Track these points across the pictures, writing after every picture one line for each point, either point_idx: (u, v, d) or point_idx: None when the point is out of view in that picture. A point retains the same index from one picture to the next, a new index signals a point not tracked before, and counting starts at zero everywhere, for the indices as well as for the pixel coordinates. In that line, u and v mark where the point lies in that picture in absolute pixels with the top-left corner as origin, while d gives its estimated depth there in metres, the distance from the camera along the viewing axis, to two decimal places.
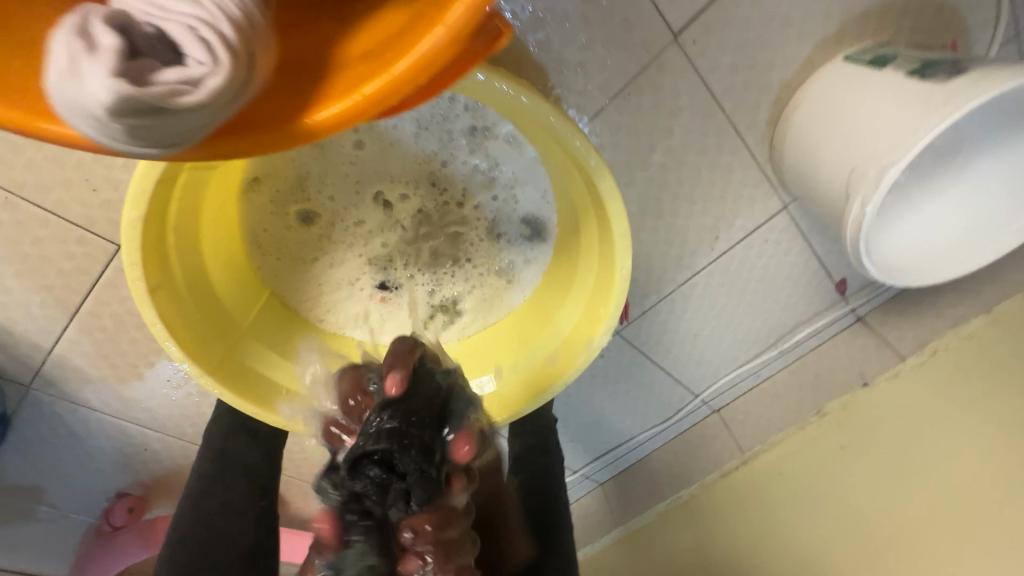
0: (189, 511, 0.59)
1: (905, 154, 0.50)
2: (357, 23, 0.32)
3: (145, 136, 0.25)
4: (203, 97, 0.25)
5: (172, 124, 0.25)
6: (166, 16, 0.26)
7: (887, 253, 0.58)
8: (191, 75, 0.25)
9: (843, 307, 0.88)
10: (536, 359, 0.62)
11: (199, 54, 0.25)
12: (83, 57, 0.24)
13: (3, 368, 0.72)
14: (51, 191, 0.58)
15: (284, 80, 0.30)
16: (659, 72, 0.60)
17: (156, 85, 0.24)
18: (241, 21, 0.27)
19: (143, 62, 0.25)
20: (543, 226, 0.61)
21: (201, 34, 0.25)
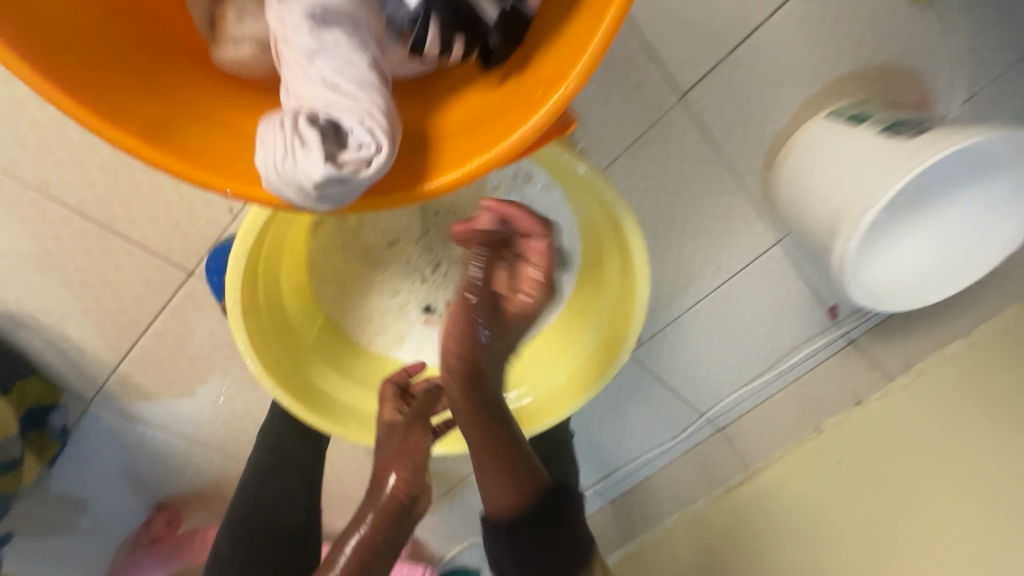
0: (249, 495, 0.68)
1: (879, 200, 0.58)
2: (449, 105, 0.39)
3: (327, 199, 0.30)
4: (374, 172, 0.30)
5: (353, 193, 0.29)
6: (338, 108, 0.30)
7: (867, 281, 0.66)
8: (365, 155, 0.29)
9: (837, 331, 0.95)
10: (563, 376, 0.69)
11: (369, 134, 0.30)
12: (290, 142, 0.28)
13: (70, 384, 0.79)
14: (139, 225, 0.66)
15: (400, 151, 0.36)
16: (667, 125, 0.70)
17: (344, 162, 0.29)
18: (392, 109, 0.32)
19: (329, 146, 0.29)
20: (570, 259, 0.68)
21: (371, 121, 0.30)
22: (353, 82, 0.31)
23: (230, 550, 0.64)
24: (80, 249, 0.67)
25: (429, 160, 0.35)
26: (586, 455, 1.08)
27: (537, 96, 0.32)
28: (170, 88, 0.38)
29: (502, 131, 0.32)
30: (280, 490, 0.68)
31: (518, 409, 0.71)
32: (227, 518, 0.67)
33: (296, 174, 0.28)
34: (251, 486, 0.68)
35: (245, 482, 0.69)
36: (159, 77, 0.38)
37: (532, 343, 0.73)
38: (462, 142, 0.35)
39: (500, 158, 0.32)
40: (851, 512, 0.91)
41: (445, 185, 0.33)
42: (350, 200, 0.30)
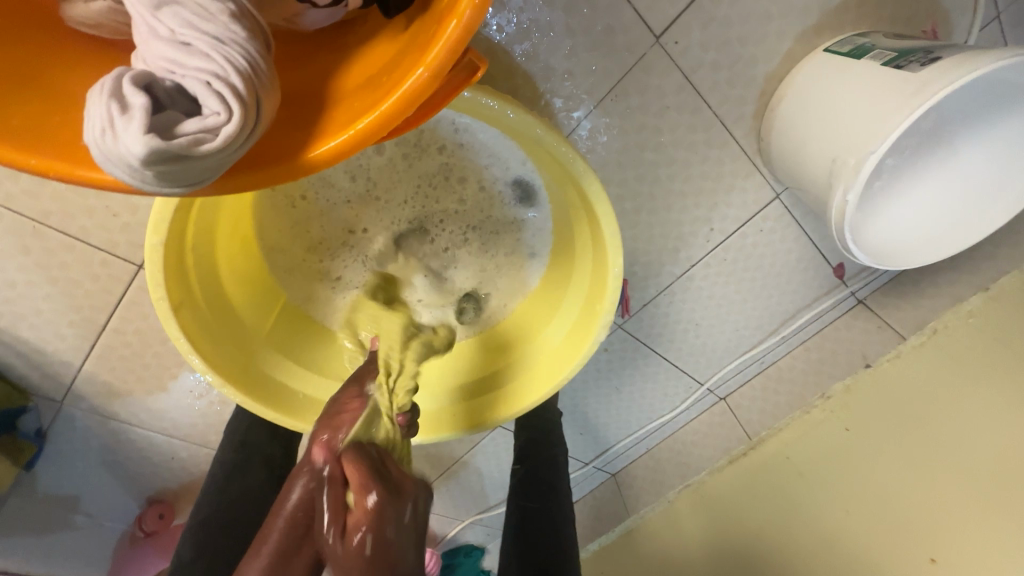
0: (212, 497, 0.65)
1: (882, 143, 0.51)
2: (354, 57, 0.34)
3: (170, 181, 0.25)
4: (224, 146, 0.25)
5: (199, 171, 0.25)
6: (181, 71, 0.25)
7: (872, 242, 0.61)
8: (208, 124, 0.24)
9: (843, 292, 0.90)
10: (541, 355, 0.65)
11: (217, 99, 0.24)
12: (111, 112, 0.24)
13: (37, 386, 0.76)
14: (76, 218, 0.62)
15: (291, 113, 0.31)
16: (644, 73, 0.62)
17: (179, 136, 0.24)
18: (259, 67, 0.26)
19: (170, 114, 0.24)
20: (535, 199, 0.63)
21: (221, 83, 0.24)
22: (200, 35, 0.25)
23: (190, 561, 0.60)
24: (19, 248, 0.63)
25: (318, 122, 0.30)
26: (582, 432, 1.05)
27: (427, 40, 0.27)
28: (6, 60, 0.33)
29: (394, 81, 0.27)
30: (245, 489, 0.66)
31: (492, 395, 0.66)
32: (187, 525, 0.64)
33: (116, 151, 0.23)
34: (216, 487, 0.65)
35: (208, 487, 0.66)
36: (17, 60, 0.34)
37: (527, 301, 0.68)
38: (356, 100, 0.29)
39: (391, 114, 0.27)
40: (859, 485, 0.85)
41: (330, 155, 0.28)
42: (208, 180, 0.26)
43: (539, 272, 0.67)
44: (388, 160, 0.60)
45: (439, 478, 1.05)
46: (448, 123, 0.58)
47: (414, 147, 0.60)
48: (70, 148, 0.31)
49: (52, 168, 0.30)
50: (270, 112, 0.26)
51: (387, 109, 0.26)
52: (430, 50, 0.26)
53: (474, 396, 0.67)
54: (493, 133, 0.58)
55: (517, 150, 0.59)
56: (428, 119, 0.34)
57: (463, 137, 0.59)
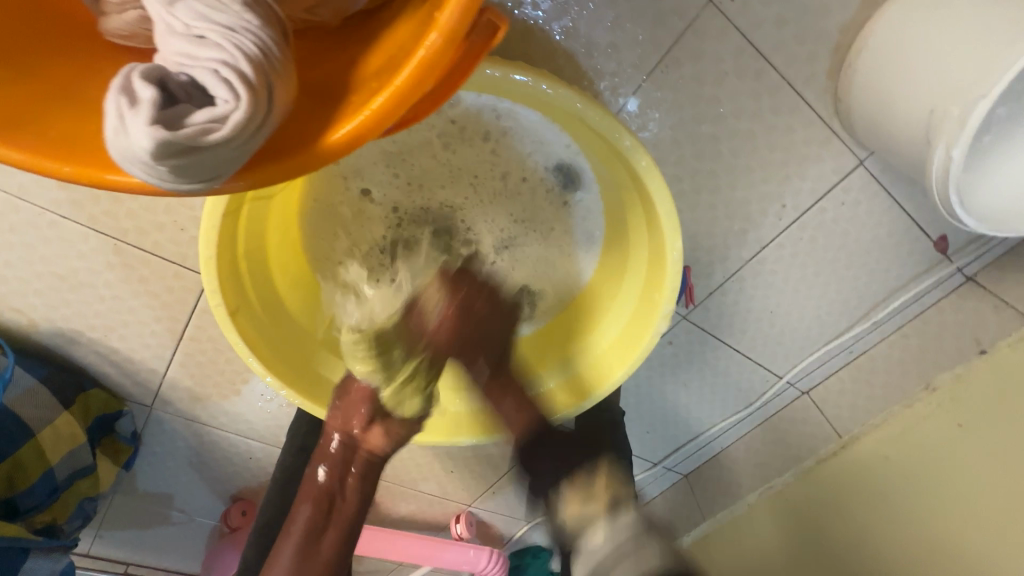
0: (278, 501, 0.67)
1: (993, 88, 0.45)
2: (373, 41, 0.33)
3: (185, 176, 0.25)
4: (232, 135, 0.25)
5: (211, 160, 0.25)
6: (194, 64, 0.25)
7: (987, 204, 0.52)
8: (217, 114, 0.24)
9: (948, 268, 0.79)
10: (595, 349, 0.63)
11: (225, 87, 0.24)
12: (120, 108, 0.24)
13: (130, 392, 0.83)
14: (150, 234, 0.67)
15: (307, 103, 0.30)
16: (697, 39, 0.57)
17: (187, 127, 0.24)
18: (268, 48, 0.26)
19: (182, 106, 0.25)
20: (582, 183, 0.60)
21: (229, 69, 0.25)
22: (212, 28, 0.25)
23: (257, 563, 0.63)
24: (105, 264, 0.69)
25: (334, 105, 0.29)
26: (649, 431, 0.99)
27: (441, 6, 0.27)
28: (52, 79, 0.35)
29: (408, 55, 0.27)
30: None
31: (542, 394, 0.64)
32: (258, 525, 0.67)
33: (128, 147, 0.24)
34: (281, 491, 0.68)
35: (274, 493, 0.68)
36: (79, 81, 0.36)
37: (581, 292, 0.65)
38: (371, 81, 0.28)
39: (407, 89, 0.26)
40: (979, 492, 0.73)
41: (347, 138, 0.27)
42: (226, 172, 0.26)
43: (594, 260, 0.64)
44: (430, 155, 0.59)
45: (502, 479, 1.04)
46: (489, 111, 0.56)
47: (454, 137, 0.58)
48: (102, 155, 0.32)
49: (87, 175, 0.31)
50: (284, 100, 0.26)
51: (402, 83, 0.26)
52: (443, 17, 0.26)
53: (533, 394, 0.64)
54: (535, 116, 0.56)
55: (562, 131, 0.57)
56: (449, 96, 0.33)
57: (507, 125, 0.57)
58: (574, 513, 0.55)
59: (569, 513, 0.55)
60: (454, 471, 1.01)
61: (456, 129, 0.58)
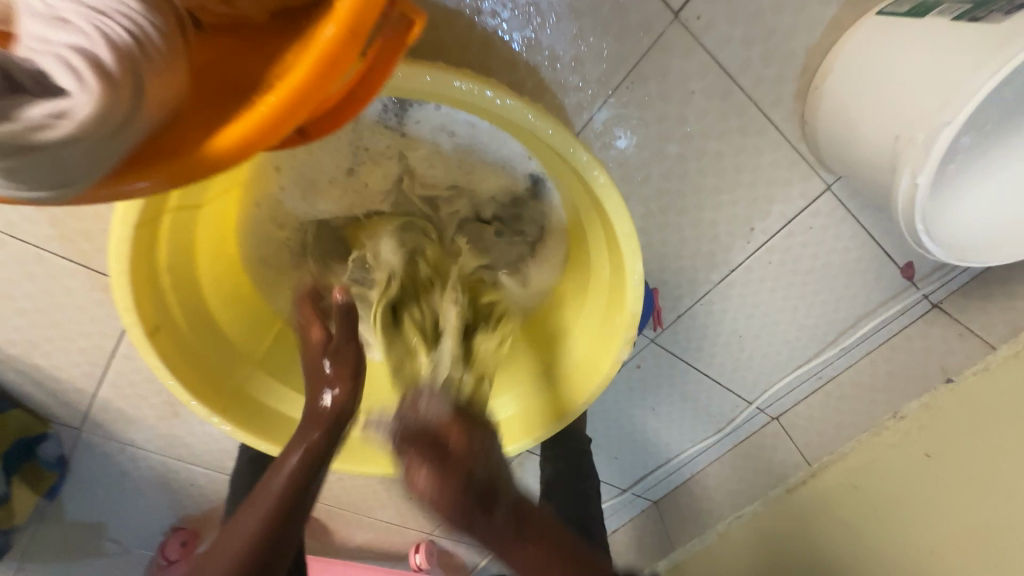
0: None
1: (959, 111, 0.42)
2: (290, 37, 0.30)
3: (22, 180, 0.22)
4: (72, 133, 0.22)
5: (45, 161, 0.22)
6: (40, 47, 0.22)
7: (949, 231, 0.51)
8: (58, 106, 0.22)
9: (913, 295, 0.79)
10: (567, 361, 0.60)
11: (71, 75, 0.22)
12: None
13: (56, 414, 0.76)
14: (77, 242, 0.62)
15: (202, 101, 0.28)
16: (663, 56, 0.55)
17: (18, 120, 0.21)
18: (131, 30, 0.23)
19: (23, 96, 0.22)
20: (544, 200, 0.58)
21: (77, 56, 0.22)
22: (65, 3, 0.23)
23: None
24: (23, 275, 0.62)
25: (230, 108, 0.27)
26: (618, 456, 0.96)
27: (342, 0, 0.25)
28: None
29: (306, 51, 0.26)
30: None
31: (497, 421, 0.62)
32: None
33: None
34: None
35: None
36: None
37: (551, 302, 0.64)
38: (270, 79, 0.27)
39: (303, 84, 0.25)
40: (951, 523, 0.71)
41: (231, 144, 0.25)
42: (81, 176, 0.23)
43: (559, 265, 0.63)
44: (386, 171, 0.57)
45: None
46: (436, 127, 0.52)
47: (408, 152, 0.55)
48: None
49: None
50: (153, 106, 0.24)
51: (294, 86, 0.25)
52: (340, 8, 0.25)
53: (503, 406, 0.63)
54: (487, 128, 0.52)
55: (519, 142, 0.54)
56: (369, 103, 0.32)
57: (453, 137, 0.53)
58: None
59: None
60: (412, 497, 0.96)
61: (423, 159, 0.56)
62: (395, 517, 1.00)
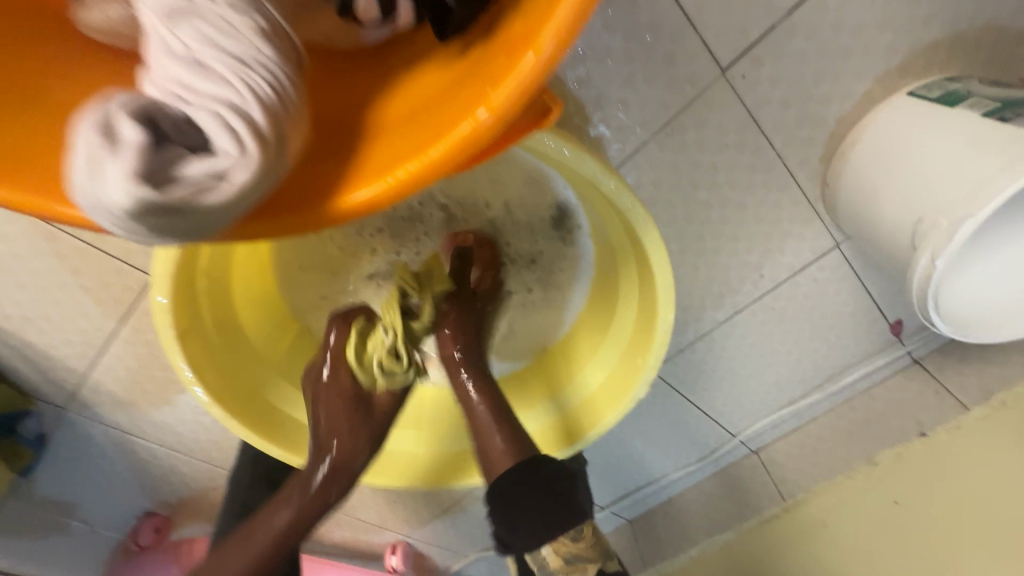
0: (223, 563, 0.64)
1: (984, 206, 0.45)
2: (401, 84, 0.31)
3: (171, 240, 0.24)
4: (231, 194, 0.24)
5: (191, 223, 0.23)
6: (192, 101, 0.24)
7: (957, 308, 0.53)
8: (216, 167, 0.24)
9: (899, 351, 0.83)
10: (589, 386, 0.60)
11: (230, 137, 0.24)
12: (96, 152, 0.22)
13: (42, 391, 0.74)
14: (91, 224, 0.60)
15: (314, 148, 0.29)
16: (704, 108, 0.57)
17: (181, 184, 0.23)
18: (272, 87, 0.25)
19: (171, 150, 0.23)
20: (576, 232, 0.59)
21: (233, 116, 0.24)
22: (218, 58, 0.25)
23: None
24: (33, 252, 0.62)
25: (346, 166, 0.28)
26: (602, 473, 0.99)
27: (499, 71, 0.24)
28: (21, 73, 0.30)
29: (447, 123, 0.25)
30: None
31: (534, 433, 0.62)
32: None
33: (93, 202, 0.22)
34: None
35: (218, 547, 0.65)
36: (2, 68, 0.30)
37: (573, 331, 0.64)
38: (398, 137, 0.27)
39: (443, 160, 0.24)
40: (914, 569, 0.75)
41: (356, 206, 0.26)
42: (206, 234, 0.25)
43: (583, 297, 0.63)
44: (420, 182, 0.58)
45: (445, 512, 1.00)
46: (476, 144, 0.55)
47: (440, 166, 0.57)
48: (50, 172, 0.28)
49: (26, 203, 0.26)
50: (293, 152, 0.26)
51: (438, 154, 0.24)
52: (490, 97, 0.24)
53: (535, 426, 0.63)
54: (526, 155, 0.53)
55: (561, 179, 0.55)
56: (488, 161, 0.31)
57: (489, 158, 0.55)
58: (553, 557, 0.51)
59: (544, 558, 0.51)
60: (396, 500, 0.96)
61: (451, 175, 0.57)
62: (376, 517, 0.99)
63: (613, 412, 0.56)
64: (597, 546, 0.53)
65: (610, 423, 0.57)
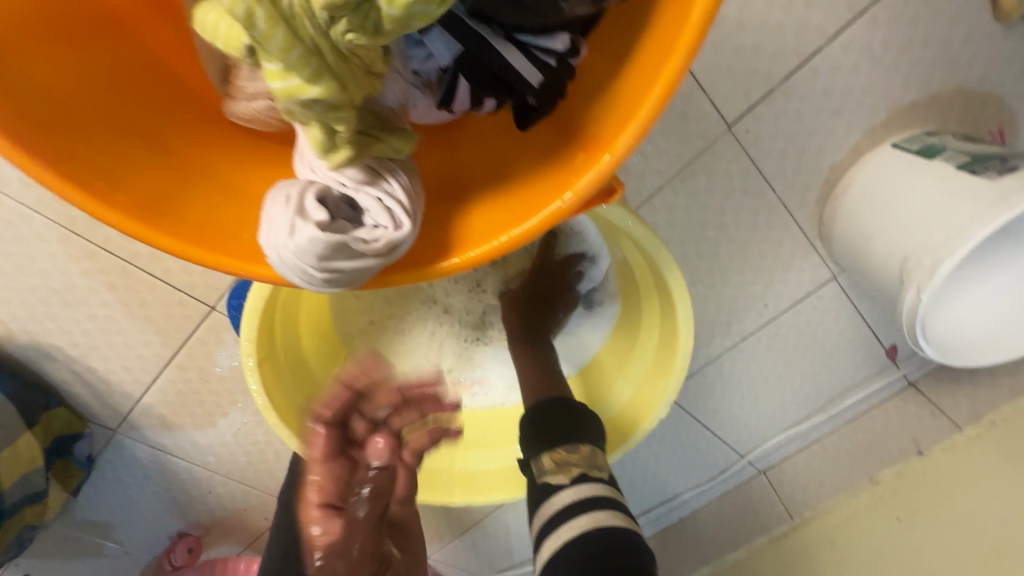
0: None
1: (960, 247, 0.52)
2: (490, 157, 0.38)
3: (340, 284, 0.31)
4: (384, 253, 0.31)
5: (358, 273, 0.31)
6: (355, 188, 0.32)
7: (942, 334, 0.60)
8: (375, 234, 0.31)
9: (894, 372, 0.90)
10: (616, 408, 0.66)
11: (385, 213, 0.32)
12: (293, 222, 0.30)
13: (96, 414, 0.79)
14: (161, 260, 0.67)
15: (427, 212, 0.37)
16: (713, 158, 0.65)
17: (353, 244, 0.30)
18: (410, 184, 0.34)
19: (340, 222, 0.31)
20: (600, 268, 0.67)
21: (390, 199, 0.32)
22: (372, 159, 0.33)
23: None
24: (103, 284, 0.68)
25: (454, 229, 0.34)
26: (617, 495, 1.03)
27: (580, 162, 0.30)
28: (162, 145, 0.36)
29: (538, 201, 0.30)
30: None
31: None
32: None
33: (296, 260, 0.29)
34: None
35: None
36: (163, 143, 0.36)
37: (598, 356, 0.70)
38: (494, 208, 0.34)
39: (534, 230, 0.30)
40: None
41: (462, 264, 0.32)
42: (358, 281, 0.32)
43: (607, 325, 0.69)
44: None
45: (466, 532, 1.03)
46: None
47: None
48: (239, 245, 0.34)
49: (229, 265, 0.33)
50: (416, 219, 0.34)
51: (530, 227, 0.30)
52: (576, 181, 0.29)
53: None
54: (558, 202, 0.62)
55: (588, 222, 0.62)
56: None
57: None
58: (554, 472, 0.58)
59: (547, 469, 0.59)
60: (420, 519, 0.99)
61: None
62: None
63: (639, 431, 0.61)
64: (591, 457, 0.59)
65: (635, 443, 0.62)
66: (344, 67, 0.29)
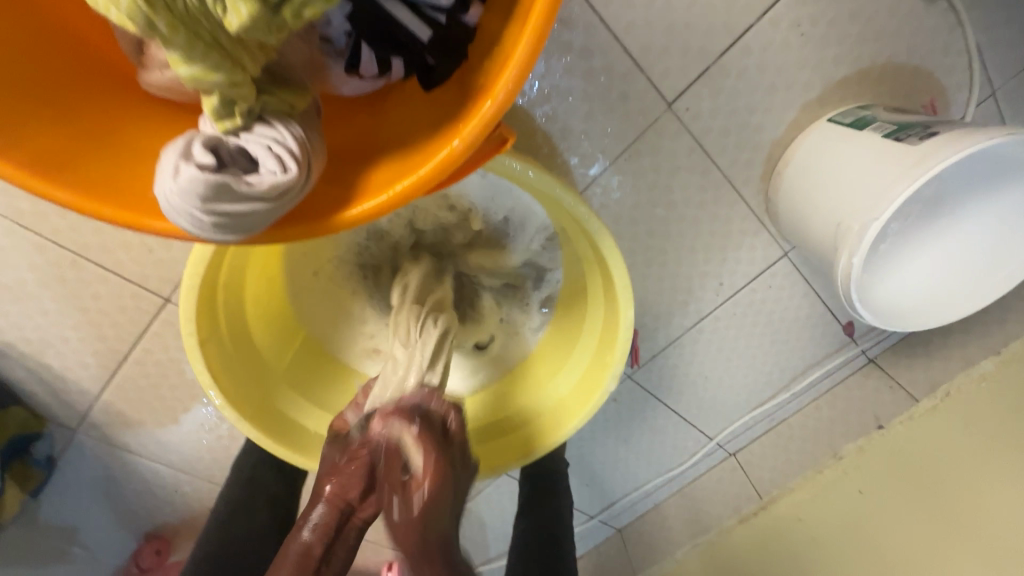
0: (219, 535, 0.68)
1: (886, 208, 0.53)
2: (397, 121, 0.39)
3: (230, 229, 0.31)
4: (274, 195, 0.32)
5: (245, 216, 0.31)
6: (248, 139, 0.33)
7: (882, 300, 0.62)
8: (263, 177, 0.31)
9: (853, 350, 0.90)
10: (565, 386, 0.66)
11: (275, 160, 0.32)
12: (178, 165, 0.30)
13: (55, 412, 0.78)
14: (113, 252, 0.67)
15: (332, 174, 0.37)
16: (656, 136, 0.66)
17: (241, 185, 0.31)
18: (307, 137, 0.35)
19: (231, 170, 0.32)
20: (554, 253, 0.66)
21: (279, 146, 0.33)
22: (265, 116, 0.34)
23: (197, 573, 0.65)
24: (56, 278, 0.68)
25: (356, 184, 0.35)
26: (589, 482, 1.03)
27: (466, 112, 0.32)
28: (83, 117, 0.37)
29: (432, 150, 0.32)
30: (249, 527, 0.69)
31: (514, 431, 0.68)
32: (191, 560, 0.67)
33: (183, 203, 0.30)
34: (223, 524, 0.69)
35: (215, 523, 0.70)
36: (82, 114, 0.37)
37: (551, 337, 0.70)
38: (394, 162, 0.35)
39: (428, 178, 0.31)
40: (880, 548, 0.81)
41: (362, 215, 0.33)
42: (253, 229, 0.32)
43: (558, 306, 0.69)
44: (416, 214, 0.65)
45: None
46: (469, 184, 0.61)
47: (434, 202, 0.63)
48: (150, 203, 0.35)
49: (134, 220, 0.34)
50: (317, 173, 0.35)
51: (424, 173, 0.32)
52: (464, 127, 0.31)
53: (508, 430, 0.69)
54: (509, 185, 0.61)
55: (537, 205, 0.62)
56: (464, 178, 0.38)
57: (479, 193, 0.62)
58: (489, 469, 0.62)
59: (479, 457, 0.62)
60: None
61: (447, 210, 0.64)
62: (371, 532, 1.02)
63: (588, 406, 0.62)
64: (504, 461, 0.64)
65: (585, 418, 0.63)
66: (237, 45, 0.32)
